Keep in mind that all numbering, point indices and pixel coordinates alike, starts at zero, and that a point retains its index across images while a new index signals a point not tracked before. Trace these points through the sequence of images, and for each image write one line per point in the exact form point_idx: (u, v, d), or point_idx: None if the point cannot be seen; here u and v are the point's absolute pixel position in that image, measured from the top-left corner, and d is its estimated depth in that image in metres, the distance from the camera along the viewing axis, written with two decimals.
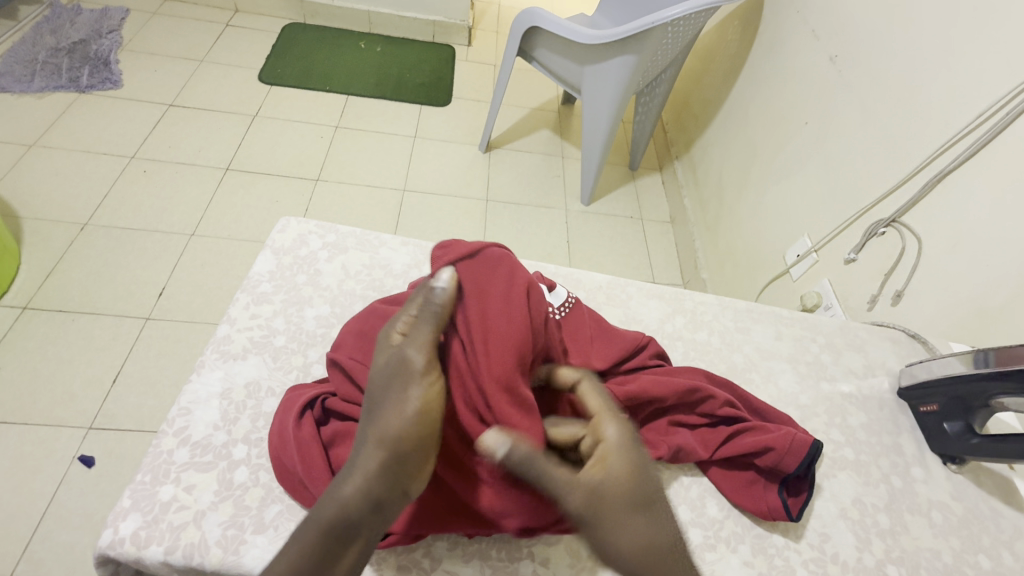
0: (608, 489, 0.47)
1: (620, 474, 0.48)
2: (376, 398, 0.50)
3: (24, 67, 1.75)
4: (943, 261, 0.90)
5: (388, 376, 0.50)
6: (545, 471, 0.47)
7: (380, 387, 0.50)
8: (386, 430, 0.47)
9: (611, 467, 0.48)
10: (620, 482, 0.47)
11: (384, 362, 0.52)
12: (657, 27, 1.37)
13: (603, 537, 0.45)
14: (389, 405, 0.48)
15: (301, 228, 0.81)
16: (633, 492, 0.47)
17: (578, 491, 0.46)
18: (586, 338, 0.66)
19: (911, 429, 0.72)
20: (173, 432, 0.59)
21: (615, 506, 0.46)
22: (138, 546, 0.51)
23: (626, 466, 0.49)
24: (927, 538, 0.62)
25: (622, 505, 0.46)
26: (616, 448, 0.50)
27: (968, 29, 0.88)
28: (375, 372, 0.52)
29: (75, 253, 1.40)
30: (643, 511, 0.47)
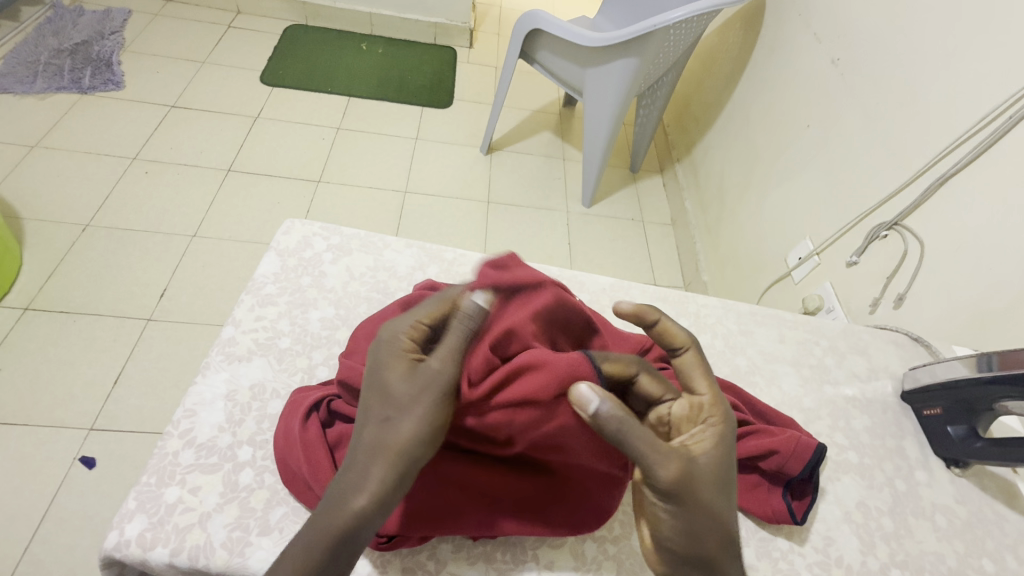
0: (706, 467, 0.49)
1: (715, 462, 0.50)
2: (384, 407, 0.48)
3: (26, 68, 1.76)
4: (945, 264, 0.90)
5: (403, 387, 0.48)
6: (648, 440, 0.47)
7: (392, 397, 0.48)
8: (398, 444, 0.46)
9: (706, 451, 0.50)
10: (715, 468, 0.50)
11: (395, 369, 0.49)
12: (659, 29, 1.38)
13: (680, 510, 0.47)
14: (400, 418, 0.47)
15: (306, 229, 0.81)
16: (723, 476, 0.50)
17: (675, 469, 0.47)
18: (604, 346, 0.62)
19: (914, 433, 0.73)
20: (179, 433, 0.59)
21: (711, 485, 0.48)
22: (144, 548, 0.51)
23: (720, 448, 0.51)
24: (931, 541, 0.62)
25: (714, 490, 0.48)
26: (712, 433, 0.52)
27: (970, 33, 0.89)
28: (380, 375, 0.50)
29: (77, 253, 1.40)
30: (728, 492, 0.50)
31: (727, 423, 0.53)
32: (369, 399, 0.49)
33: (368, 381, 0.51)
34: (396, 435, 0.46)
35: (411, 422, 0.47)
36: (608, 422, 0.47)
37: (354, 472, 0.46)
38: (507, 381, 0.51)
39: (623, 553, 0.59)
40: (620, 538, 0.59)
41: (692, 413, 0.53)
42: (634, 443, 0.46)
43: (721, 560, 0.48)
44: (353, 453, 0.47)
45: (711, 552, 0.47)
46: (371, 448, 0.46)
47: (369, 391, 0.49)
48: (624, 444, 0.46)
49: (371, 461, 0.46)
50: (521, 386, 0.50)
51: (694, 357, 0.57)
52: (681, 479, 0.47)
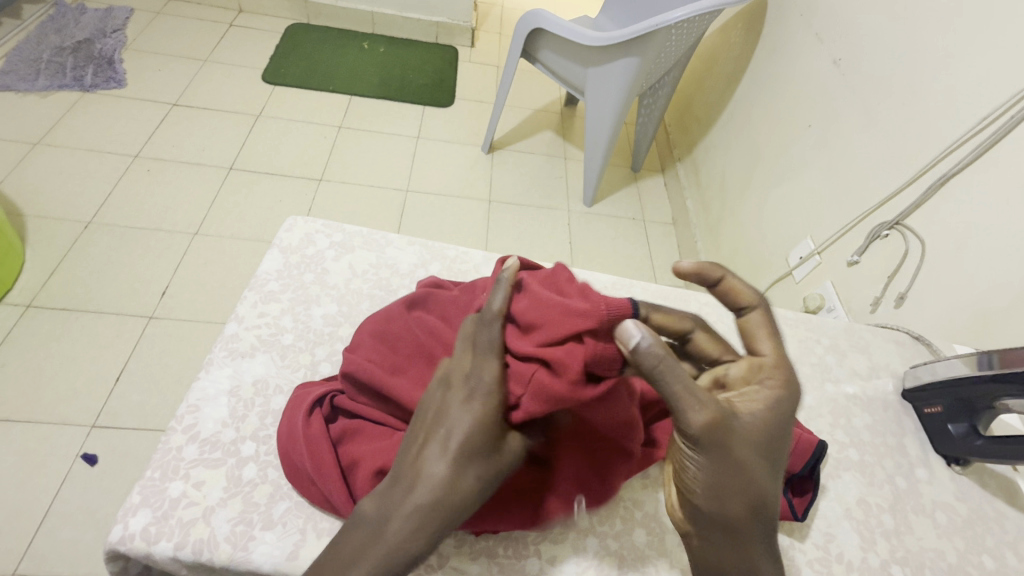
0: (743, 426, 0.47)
1: (757, 423, 0.48)
2: (450, 453, 0.46)
3: (28, 66, 1.76)
4: (946, 263, 0.90)
5: (470, 430, 0.47)
6: (685, 381, 0.45)
7: (463, 447, 0.47)
8: (459, 496, 0.46)
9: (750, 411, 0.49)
10: (758, 429, 0.48)
11: (464, 415, 0.48)
12: (661, 29, 1.38)
13: (709, 462, 0.46)
14: (470, 469, 0.46)
15: (308, 227, 0.81)
16: (762, 440, 0.48)
17: (708, 415, 0.45)
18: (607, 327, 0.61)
19: (914, 430, 0.73)
20: (182, 429, 0.59)
21: (745, 443, 0.46)
22: (148, 542, 0.51)
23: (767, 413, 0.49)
24: (931, 538, 0.62)
25: (751, 449, 0.47)
26: (766, 399, 0.50)
27: (972, 33, 0.89)
28: (450, 417, 0.48)
29: (79, 251, 1.40)
30: (767, 460, 0.48)
31: (785, 388, 0.52)
32: (427, 440, 0.48)
33: (427, 419, 0.49)
34: (461, 484, 0.46)
35: (482, 473, 0.47)
36: (646, 358, 0.45)
37: (406, 517, 0.45)
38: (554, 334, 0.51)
39: (625, 549, 0.59)
40: (622, 534, 0.60)
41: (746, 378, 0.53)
42: (669, 380, 0.45)
43: (740, 516, 0.46)
44: (399, 499, 0.46)
45: (733, 505, 0.46)
46: (430, 496, 0.45)
47: (432, 429, 0.48)
48: (660, 384, 0.45)
49: (429, 509, 0.45)
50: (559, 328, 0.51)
51: (759, 321, 0.58)
52: (712, 429, 0.45)
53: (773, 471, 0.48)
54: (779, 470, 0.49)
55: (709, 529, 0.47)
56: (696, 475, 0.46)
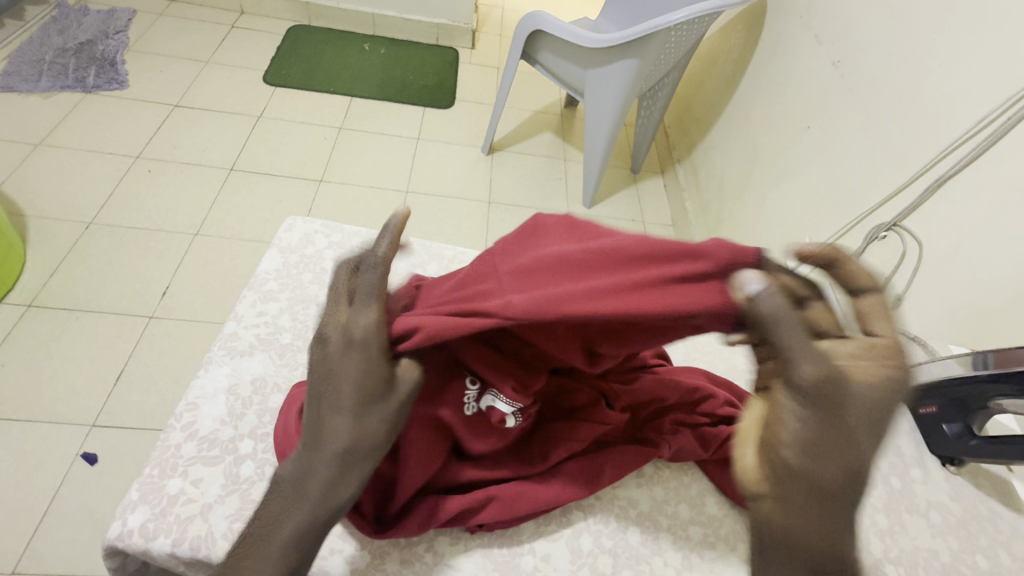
0: (859, 394, 0.39)
1: (874, 399, 0.39)
2: (348, 409, 0.45)
3: (31, 67, 1.77)
4: (943, 265, 0.90)
5: (359, 375, 0.45)
6: (798, 335, 0.38)
7: (353, 404, 0.45)
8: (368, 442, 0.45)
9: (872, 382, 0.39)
10: (875, 403, 0.39)
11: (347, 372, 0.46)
12: (660, 31, 1.39)
13: (814, 418, 0.38)
14: (371, 414, 0.45)
15: (307, 227, 0.82)
16: (876, 416, 0.39)
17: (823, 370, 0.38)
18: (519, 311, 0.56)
19: (909, 430, 0.73)
20: (181, 426, 0.59)
21: (859, 412, 0.38)
22: (146, 538, 0.51)
23: (883, 387, 0.40)
24: (925, 538, 0.63)
25: (859, 418, 0.39)
26: (884, 376, 0.40)
27: (969, 37, 0.89)
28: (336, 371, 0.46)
29: (80, 251, 1.41)
30: (874, 439, 0.39)
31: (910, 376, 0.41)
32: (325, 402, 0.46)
33: (316, 377, 0.47)
34: (366, 434, 0.45)
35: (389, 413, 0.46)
36: (762, 305, 0.41)
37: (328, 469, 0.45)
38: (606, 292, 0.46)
39: (619, 547, 0.59)
40: (616, 532, 0.60)
41: (864, 357, 0.41)
42: (784, 327, 0.39)
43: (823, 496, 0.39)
44: (312, 460, 0.46)
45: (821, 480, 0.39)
46: (340, 453, 0.45)
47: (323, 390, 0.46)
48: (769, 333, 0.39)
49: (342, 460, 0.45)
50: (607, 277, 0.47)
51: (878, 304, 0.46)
52: (821, 383, 0.38)
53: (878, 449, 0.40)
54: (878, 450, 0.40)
55: (801, 503, 0.39)
56: (797, 437, 0.38)
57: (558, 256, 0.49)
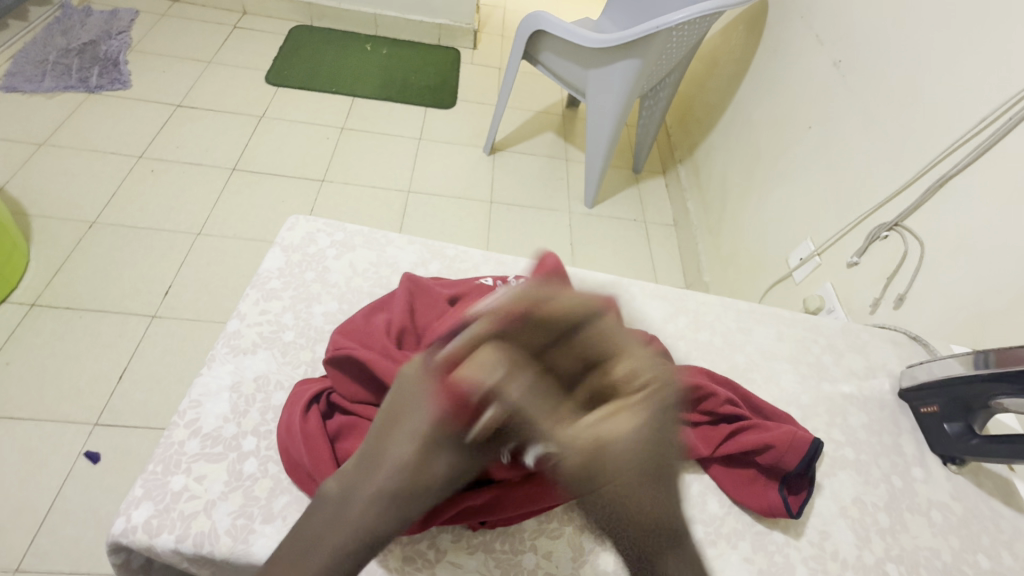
0: (612, 457, 0.46)
1: (631, 441, 0.47)
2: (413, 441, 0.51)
3: (34, 68, 1.78)
4: (945, 264, 0.90)
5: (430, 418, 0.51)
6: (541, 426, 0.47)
7: (419, 448, 0.50)
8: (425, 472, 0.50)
9: (626, 424, 0.47)
10: (634, 455, 0.47)
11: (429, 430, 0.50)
12: (662, 31, 1.39)
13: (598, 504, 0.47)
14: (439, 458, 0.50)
15: (310, 226, 0.82)
16: (639, 465, 0.47)
17: (586, 441, 0.46)
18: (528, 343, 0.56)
19: (911, 429, 0.73)
20: (185, 423, 0.60)
21: (619, 477, 0.46)
22: (150, 534, 0.52)
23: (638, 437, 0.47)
24: (926, 537, 0.63)
25: (626, 480, 0.47)
26: (636, 415, 0.48)
27: (971, 36, 0.89)
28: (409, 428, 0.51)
29: (83, 251, 1.41)
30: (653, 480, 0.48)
31: (656, 400, 0.49)
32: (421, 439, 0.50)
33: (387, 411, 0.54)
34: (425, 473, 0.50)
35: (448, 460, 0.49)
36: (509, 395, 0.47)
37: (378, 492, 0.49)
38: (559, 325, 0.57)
39: None
40: None
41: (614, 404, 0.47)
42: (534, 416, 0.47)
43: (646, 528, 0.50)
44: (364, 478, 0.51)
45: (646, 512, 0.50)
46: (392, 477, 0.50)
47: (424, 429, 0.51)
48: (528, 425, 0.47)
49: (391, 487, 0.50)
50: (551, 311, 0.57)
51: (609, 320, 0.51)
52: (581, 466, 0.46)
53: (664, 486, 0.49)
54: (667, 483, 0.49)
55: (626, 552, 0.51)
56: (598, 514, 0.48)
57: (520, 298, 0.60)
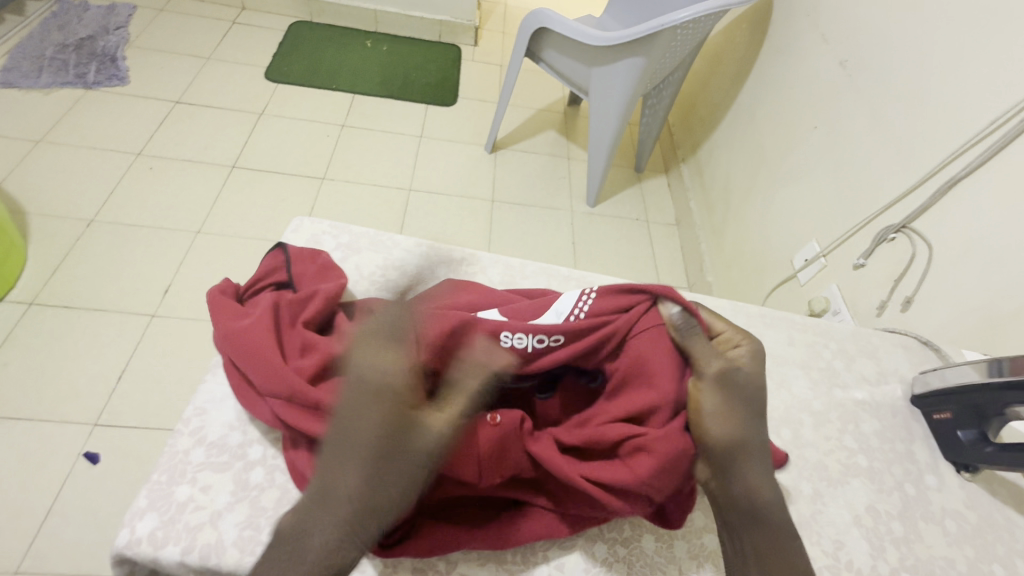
0: (736, 378, 0.56)
1: (753, 380, 0.57)
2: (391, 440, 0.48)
3: (31, 63, 1.75)
4: (954, 268, 0.89)
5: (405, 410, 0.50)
6: (694, 341, 0.58)
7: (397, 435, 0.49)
8: (381, 501, 0.46)
9: (748, 368, 0.58)
10: (749, 391, 0.56)
11: (368, 413, 0.48)
12: (666, 30, 1.37)
13: (722, 404, 0.54)
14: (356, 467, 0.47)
15: (315, 228, 0.81)
16: (753, 397, 0.56)
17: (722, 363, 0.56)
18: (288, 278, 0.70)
19: (924, 437, 0.72)
20: (189, 432, 0.59)
21: (734, 393, 0.55)
22: (155, 546, 0.51)
23: (753, 374, 0.58)
24: (941, 546, 0.62)
25: (742, 399, 0.55)
26: (744, 360, 0.59)
27: (981, 37, 0.88)
28: (355, 414, 0.49)
29: (81, 249, 1.40)
30: (755, 411, 0.56)
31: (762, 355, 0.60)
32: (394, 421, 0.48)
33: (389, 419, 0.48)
34: (377, 493, 0.46)
35: (399, 480, 0.47)
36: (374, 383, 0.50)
37: (333, 533, 0.45)
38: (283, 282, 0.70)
39: (633, 555, 0.58)
40: (630, 540, 0.59)
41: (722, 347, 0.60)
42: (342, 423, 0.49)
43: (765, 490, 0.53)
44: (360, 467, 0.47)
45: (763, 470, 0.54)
46: (349, 511, 0.45)
47: (400, 428, 0.48)
48: (683, 342, 0.58)
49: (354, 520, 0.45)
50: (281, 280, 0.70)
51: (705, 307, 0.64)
52: (712, 376, 0.55)
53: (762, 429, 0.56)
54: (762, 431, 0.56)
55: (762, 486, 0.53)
56: (742, 428, 0.53)
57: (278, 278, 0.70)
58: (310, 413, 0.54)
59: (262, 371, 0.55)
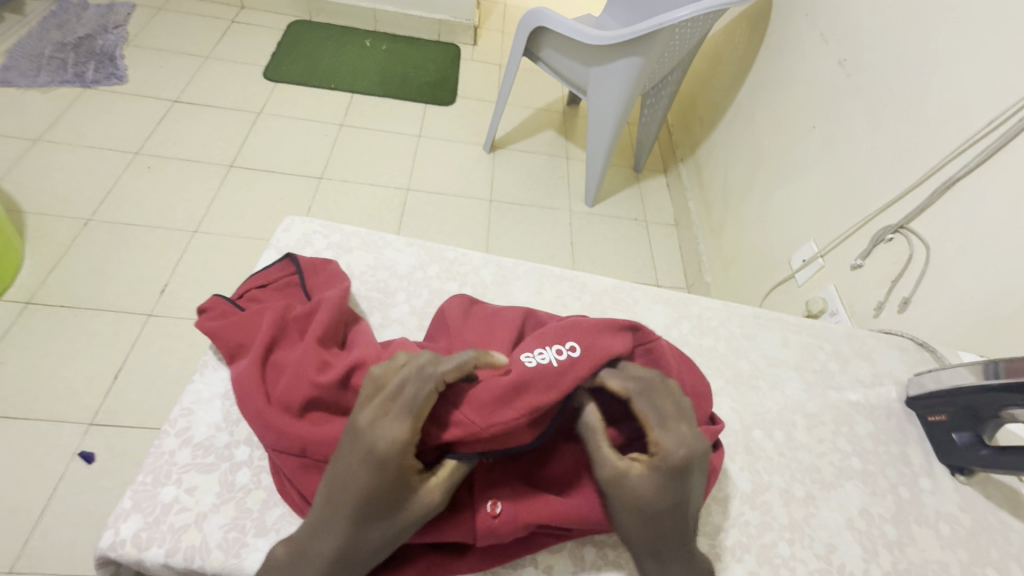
0: (630, 487, 0.49)
1: (653, 494, 0.48)
2: (366, 509, 0.45)
3: (29, 62, 1.75)
4: (952, 268, 0.89)
5: (380, 479, 0.45)
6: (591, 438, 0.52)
7: (379, 504, 0.45)
8: (360, 558, 0.45)
9: (644, 476, 0.49)
10: (646, 499, 0.48)
11: (360, 467, 0.46)
12: (665, 29, 1.36)
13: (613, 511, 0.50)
14: (361, 536, 0.45)
15: (306, 227, 0.81)
16: (647, 508, 0.48)
17: (610, 474, 0.50)
18: (289, 282, 0.70)
19: (918, 438, 0.72)
20: (176, 432, 0.58)
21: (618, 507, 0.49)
22: (139, 548, 0.50)
23: (656, 486, 0.48)
24: (934, 550, 0.62)
25: (631, 509, 0.49)
26: (651, 466, 0.49)
27: (980, 37, 0.88)
28: (351, 460, 0.47)
29: (78, 248, 1.40)
30: (650, 520, 0.48)
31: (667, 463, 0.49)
32: (382, 485, 0.45)
33: (371, 480, 0.45)
34: (363, 544, 0.45)
35: (387, 534, 0.45)
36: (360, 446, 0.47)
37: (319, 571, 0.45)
38: (287, 283, 0.70)
39: (623, 559, 0.58)
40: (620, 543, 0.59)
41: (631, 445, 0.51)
42: (338, 478, 0.46)
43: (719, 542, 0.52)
44: (336, 527, 0.45)
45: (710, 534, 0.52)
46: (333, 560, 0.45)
47: (376, 491, 0.45)
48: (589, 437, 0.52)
49: (332, 566, 0.45)
50: (286, 283, 0.70)
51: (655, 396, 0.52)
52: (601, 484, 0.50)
53: (672, 530, 0.49)
54: (681, 527, 0.49)
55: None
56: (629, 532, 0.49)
57: (282, 280, 0.70)
58: (293, 456, 0.53)
59: (247, 409, 0.56)
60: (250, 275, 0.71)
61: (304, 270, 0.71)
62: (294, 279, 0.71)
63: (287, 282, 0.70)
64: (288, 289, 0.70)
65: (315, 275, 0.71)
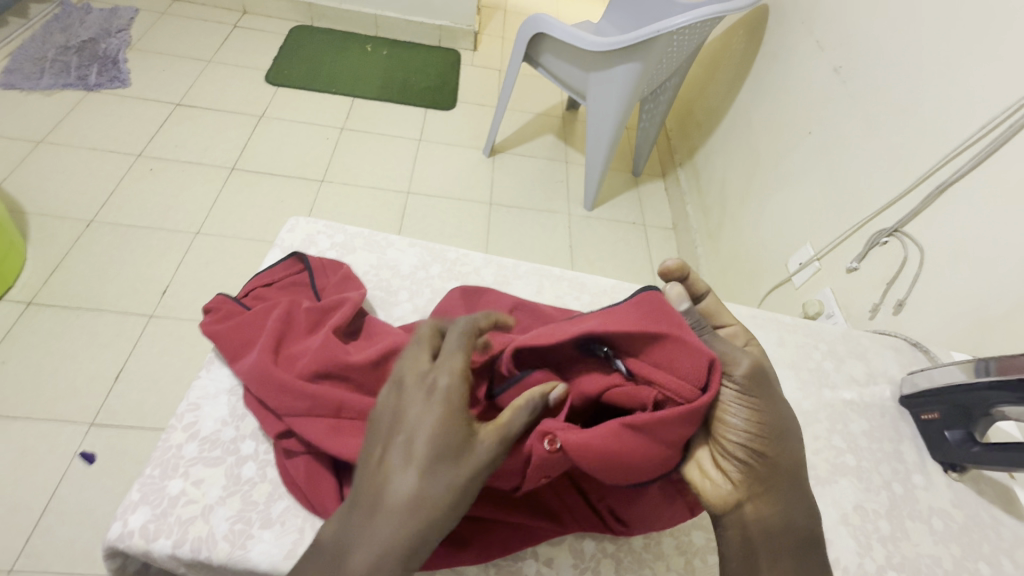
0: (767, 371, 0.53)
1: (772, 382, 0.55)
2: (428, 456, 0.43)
3: (32, 65, 1.77)
4: (945, 271, 0.90)
5: (438, 425, 0.44)
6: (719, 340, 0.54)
7: (444, 450, 0.43)
8: (425, 519, 0.42)
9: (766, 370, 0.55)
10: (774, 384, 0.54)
11: (422, 412, 0.45)
12: (663, 35, 1.39)
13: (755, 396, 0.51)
14: (427, 488, 0.42)
15: (310, 228, 0.82)
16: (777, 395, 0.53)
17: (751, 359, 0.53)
18: (296, 280, 0.72)
19: (912, 436, 0.73)
20: (182, 427, 0.59)
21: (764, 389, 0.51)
22: (146, 539, 0.51)
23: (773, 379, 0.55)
24: (927, 544, 0.63)
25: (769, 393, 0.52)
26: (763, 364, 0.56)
27: (970, 45, 0.90)
28: (406, 412, 0.45)
29: (80, 249, 1.41)
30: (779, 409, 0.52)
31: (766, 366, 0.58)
32: (449, 431, 0.44)
33: (435, 425, 0.44)
34: (429, 496, 0.42)
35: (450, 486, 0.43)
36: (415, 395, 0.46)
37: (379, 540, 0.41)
38: (292, 282, 0.72)
39: (622, 552, 0.59)
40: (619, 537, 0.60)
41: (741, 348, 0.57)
42: (398, 434, 0.45)
43: (790, 460, 0.51)
44: (393, 480, 0.43)
45: (780, 453, 0.51)
46: (400, 517, 0.41)
47: (445, 436, 0.44)
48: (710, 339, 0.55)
49: (401, 530, 0.41)
50: (292, 280, 0.72)
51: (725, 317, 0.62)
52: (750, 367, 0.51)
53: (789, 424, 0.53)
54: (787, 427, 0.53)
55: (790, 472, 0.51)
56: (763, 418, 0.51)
57: (287, 278, 0.72)
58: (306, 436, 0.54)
59: (263, 391, 0.57)
60: (255, 275, 0.73)
61: (311, 268, 0.73)
62: (301, 277, 0.73)
63: (293, 280, 0.72)
64: (293, 287, 0.72)
65: (321, 273, 0.73)
